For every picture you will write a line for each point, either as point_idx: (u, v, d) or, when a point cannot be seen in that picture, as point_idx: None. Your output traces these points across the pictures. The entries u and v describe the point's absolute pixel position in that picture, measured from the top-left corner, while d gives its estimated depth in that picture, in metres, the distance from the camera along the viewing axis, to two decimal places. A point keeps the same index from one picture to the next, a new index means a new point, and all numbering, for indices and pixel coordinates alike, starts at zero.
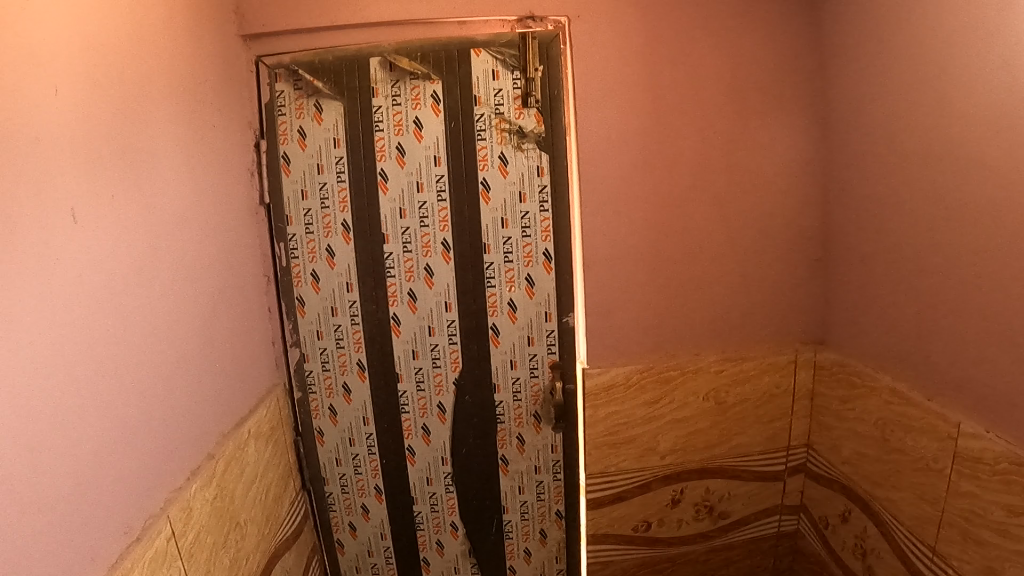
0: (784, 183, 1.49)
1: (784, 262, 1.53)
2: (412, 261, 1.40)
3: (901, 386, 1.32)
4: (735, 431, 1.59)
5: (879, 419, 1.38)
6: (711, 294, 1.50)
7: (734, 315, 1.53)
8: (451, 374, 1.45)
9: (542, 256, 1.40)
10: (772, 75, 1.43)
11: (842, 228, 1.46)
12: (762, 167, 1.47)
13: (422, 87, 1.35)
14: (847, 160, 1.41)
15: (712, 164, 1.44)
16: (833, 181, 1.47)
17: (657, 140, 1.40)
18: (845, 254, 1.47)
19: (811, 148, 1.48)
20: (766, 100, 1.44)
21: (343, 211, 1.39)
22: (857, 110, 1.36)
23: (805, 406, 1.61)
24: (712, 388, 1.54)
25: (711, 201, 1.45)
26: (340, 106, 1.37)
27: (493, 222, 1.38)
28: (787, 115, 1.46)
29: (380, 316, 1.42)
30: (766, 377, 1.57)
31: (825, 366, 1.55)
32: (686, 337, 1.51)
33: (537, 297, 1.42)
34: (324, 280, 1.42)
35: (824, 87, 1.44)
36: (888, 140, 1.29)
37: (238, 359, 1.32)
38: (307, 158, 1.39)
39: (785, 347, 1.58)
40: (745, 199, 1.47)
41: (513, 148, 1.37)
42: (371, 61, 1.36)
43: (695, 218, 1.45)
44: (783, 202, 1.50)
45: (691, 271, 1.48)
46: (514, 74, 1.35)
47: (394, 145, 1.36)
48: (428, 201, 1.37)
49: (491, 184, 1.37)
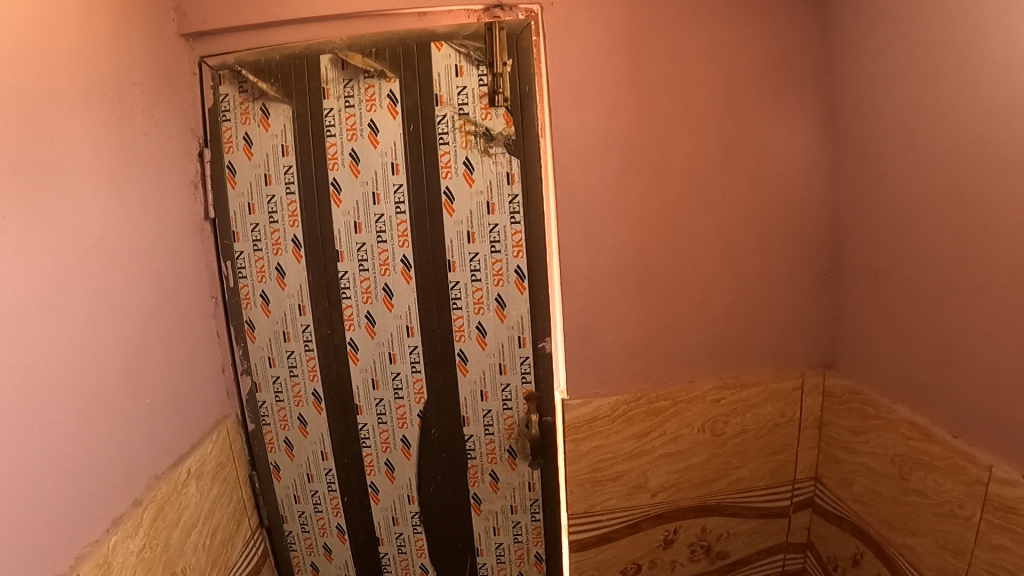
0: (789, 188, 1.34)
1: (789, 276, 1.39)
2: (369, 281, 1.23)
3: (921, 419, 1.17)
4: (734, 465, 1.46)
5: (896, 455, 1.23)
6: (707, 312, 1.36)
7: (734, 337, 1.39)
8: (415, 407, 1.29)
9: (513, 274, 1.22)
10: (774, 69, 1.28)
11: (855, 239, 1.31)
12: (765, 170, 1.32)
13: (377, 86, 1.21)
14: (859, 165, 1.27)
15: (709, 168, 1.29)
16: (844, 186, 1.32)
17: (645, 142, 1.25)
18: (860, 267, 1.32)
19: (818, 148, 1.33)
20: (768, 97, 1.29)
21: (293, 225, 1.24)
22: (870, 106, 1.21)
23: (812, 437, 1.48)
24: (709, 418, 1.41)
25: (707, 209, 1.30)
26: (288, 109, 1.24)
27: (458, 237, 1.21)
28: (791, 114, 1.31)
29: (335, 341, 1.26)
30: (770, 406, 1.44)
31: (833, 393, 1.42)
32: (680, 360, 1.37)
33: (509, 319, 1.24)
34: (274, 302, 1.27)
35: (833, 81, 1.30)
36: (907, 140, 1.13)
37: (176, 391, 1.18)
38: (253, 168, 1.26)
39: (790, 370, 1.44)
40: (745, 207, 1.32)
41: (479, 153, 1.20)
42: (322, 58, 1.22)
43: (689, 228, 1.30)
44: (788, 209, 1.35)
45: (687, 287, 1.33)
46: (479, 69, 1.19)
47: (346, 152, 1.22)
48: (385, 214, 1.21)
49: (455, 194, 1.20)
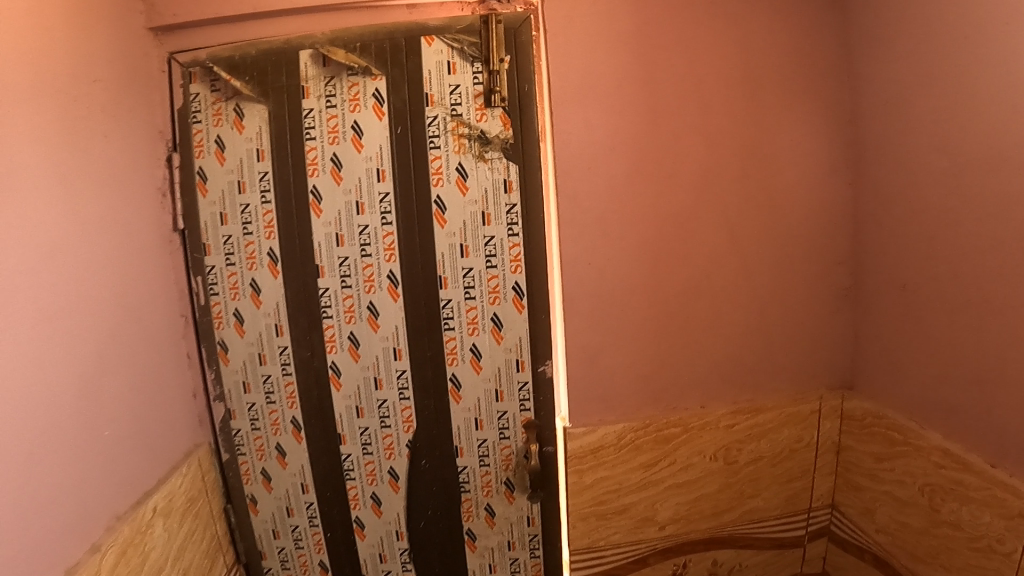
0: (808, 197, 1.23)
1: (808, 292, 1.28)
2: (352, 299, 1.11)
3: (954, 447, 1.07)
4: (749, 495, 1.35)
5: (925, 485, 1.13)
6: (720, 331, 1.25)
7: (749, 358, 1.28)
8: (404, 436, 1.17)
9: (511, 291, 1.10)
10: (793, 66, 1.17)
11: (879, 253, 1.21)
12: (784, 177, 1.21)
13: (362, 85, 1.09)
14: (884, 173, 1.16)
15: (723, 175, 1.18)
16: (867, 195, 1.21)
17: (654, 147, 1.14)
18: (884, 283, 1.21)
19: (841, 153, 1.23)
20: (787, 98, 1.18)
21: (269, 238, 1.12)
22: (899, 107, 1.10)
23: (830, 462, 1.37)
24: (722, 445, 1.30)
25: (721, 220, 1.19)
26: (265, 109, 1.13)
27: (450, 251, 1.09)
28: (812, 116, 1.20)
29: (316, 365, 1.14)
30: (786, 431, 1.33)
31: (853, 417, 1.31)
32: (690, 383, 1.26)
33: (506, 342, 1.12)
34: (249, 321, 1.15)
35: (856, 80, 1.19)
36: (942, 144, 1.02)
37: (139, 420, 1.05)
38: (226, 175, 1.14)
39: (808, 393, 1.33)
40: (762, 217, 1.21)
41: (473, 158, 1.09)
42: (302, 54, 1.11)
43: (701, 240, 1.19)
44: (807, 219, 1.24)
45: (699, 304, 1.22)
46: (473, 66, 1.08)
47: (328, 157, 1.10)
48: (370, 226, 1.09)
49: (447, 203, 1.08)
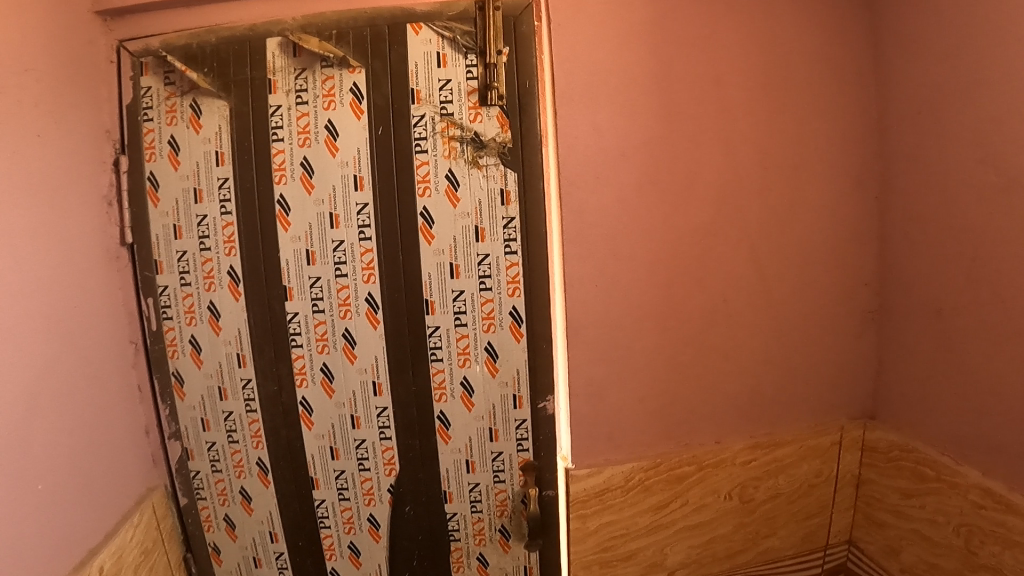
0: (832, 209, 1.09)
1: (832, 314, 1.14)
2: (325, 326, 0.96)
3: (997, 485, 0.96)
4: (764, 534, 1.21)
5: (962, 525, 1.02)
6: (737, 359, 1.11)
7: (769, 388, 1.15)
8: (385, 480, 1.02)
9: (508, 317, 0.95)
10: (822, 63, 1.04)
11: (912, 273, 1.07)
12: (808, 186, 1.07)
13: (338, 79, 0.94)
14: (920, 183, 1.03)
15: (744, 184, 1.04)
16: (898, 208, 1.08)
17: (667, 152, 1.00)
18: (916, 306, 1.08)
19: (867, 162, 1.10)
20: (814, 99, 1.05)
21: (229, 255, 0.97)
22: (936, 114, 0.99)
23: (850, 497, 1.24)
24: (737, 483, 1.16)
25: (741, 234, 1.05)
26: (225, 106, 0.97)
27: (438, 271, 0.94)
28: (840, 119, 1.07)
29: (284, 401, 0.99)
30: (805, 466, 1.20)
31: (877, 448, 1.18)
32: (706, 418, 1.12)
33: (502, 375, 0.97)
34: (207, 350, 1.00)
35: (885, 82, 1.06)
36: (986, 156, 0.91)
37: (84, 465, 0.88)
38: (180, 182, 0.99)
39: (828, 423, 1.20)
40: (786, 231, 1.08)
41: (466, 164, 0.93)
42: (269, 42, 0.96)
43: (719, 258, 1.05)
44: (831, 233, 1.10)
45: (715, 329, 1.08)
46: (467, 58, 0.93)
47: (297, 162, 0.95)
48: (345, 241, 0.94)
49: (435, 216, 0.93)
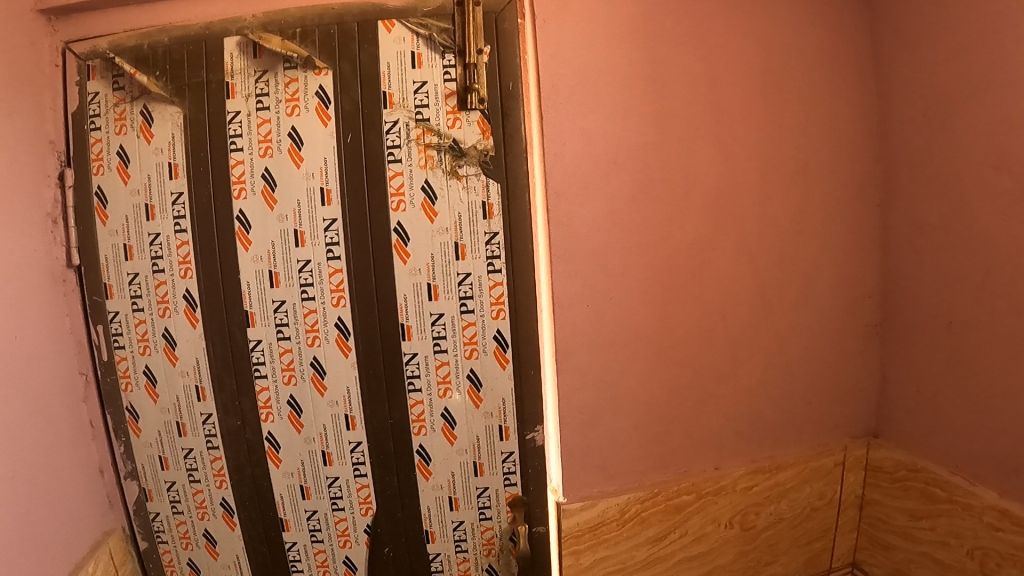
0: (832, 215, 1.02)
1: (834, 328, 1.07)
2: (291, 354, 0.87)
3: (1016, 508, 0.88)
4: (765, 562, 1.12)
5: (975, 549, 0.95)
6: (737, 380, 1.02)
7: (773, 410, 1.07)
8: (361, 520, 0.93)
9: (492, 342, 0.86)
10: (822, 61, 0.97)
11: (921, 284, 1.00)
12: (809, 192, 0.99)
13: (302, 81, 0.85)
14: (930, 188, 0.95)
15: (741, 192, 0.96)
16: (904, 215, 1.00)
17: (658, 158, 0.91)
18: (926, 320, 1.00)
19: (868, 165, 1.02)
20: (813, 98, 0.97)
21: (185, 278, 0.88)
22: (944, 116, 0.91)
23: (853, 518, 1.16)
24: (738, 510, 1.07)
25: (739, 245, 0.97)
26: (179, 113, 0.88)
27: (415, 293, 0.85)
28: (840, 120, 0.99)
29: (248, 436, 0.90)
30: (808, 489, 1.11)
31: (881, 468, 1.11)
32: (706, 443, 1.03)
33: (486, 405, 0.88)
34: (163, 382, 0.91)
35: (886, 81, 0.99)
36: (1003, 162, 0.83)
37: (29, 516, 0.78)
38: (129, 197, 0.90)
39: (831, 443, 1.12)
40: (785, 240, 0.99)
41: (444, 175, 0.84)
42: (226, 42, 0.88)
43: (716, 271, 0.97)
44: (831, 242, 1.02)
45: (712, 348, 0.99)
46: (445, 58, 0.85)
47: (257, 174, 0.85)
48: (311, 261, 0.85)
49: (411, 232, 0.84)
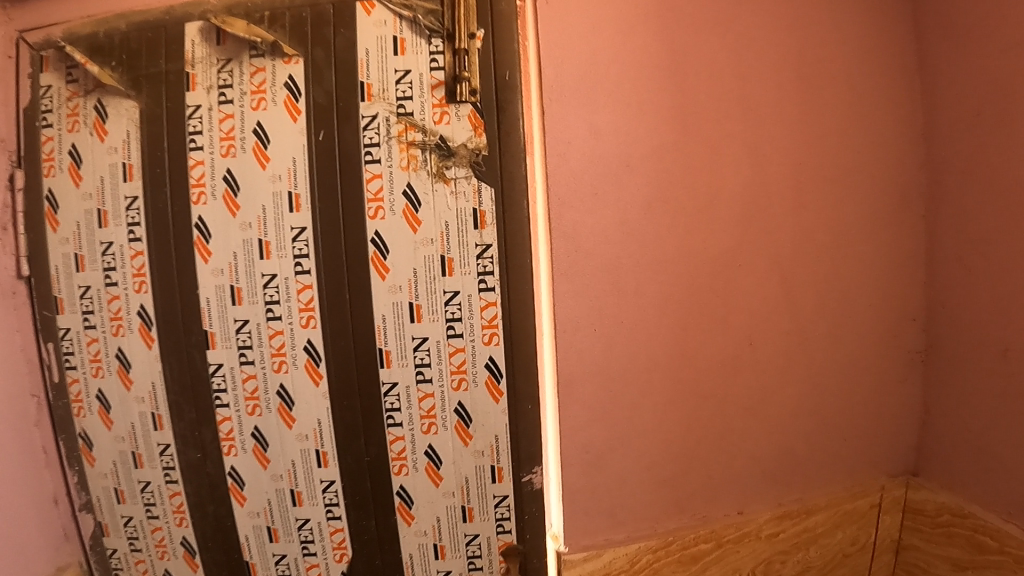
0: (871, 227, 0.89)
1: (874, 355, 0.93)
2: (255, 381, 0.76)
3: None
4: None
5: None
6: (762, 414, 0.90)
7: (804, 447, 0.94)
8: (336, 568, 0.82)
9: (482, 371, 0.75)
10: (861, 50, 0.84)
11: (974, 308, 0.86)
12: (846, 200, 0.87)
13: (269, 71, 0.75)
14: (984, 197, 0.82)
15: (768, 199, 0.83)
16: (952, 228, 0.87)
17: (674, 159, 0.79)
18: (978, 350, 0.87)
19: (912, 170, 0.89)
20: (850, 93, 0.85)
21: (139, 292, 0.78)
22: (1002, 112, 0.77)
23: (887, 565, 1.02)
24: (761, 559, 0.94)
25: (765, 260, 0.85)
26: (135, 107, 0.78)
27: (395, 313, 0.74)
28: (881, 118, 0.87)
29: (209, 471, 0.80)
30: (840, 534, 0.98)
31: (922, 510, 0.97)
32: (727, 484, 0.91)
33: (476, 442, 0.77)
34: (117, 408, 0.81)
35: (933, 76, 0.86)
36: None
37: None
38: (82, 201, 0.80)
39: (867, 483, 0.99)
40: (818, 255, 0.87)
41: (429, 177, 0.73)
42: (187, 28, 0.77)
43: (739, 290, 0.84)
44: (870, 256, 0.90)
45: (735, 379, 0.87)
46: (432, 42, 0.73)
47: (219, 176, 0.75)
48: (278, 275, 0.74)
49: (390, 244, 0.73)
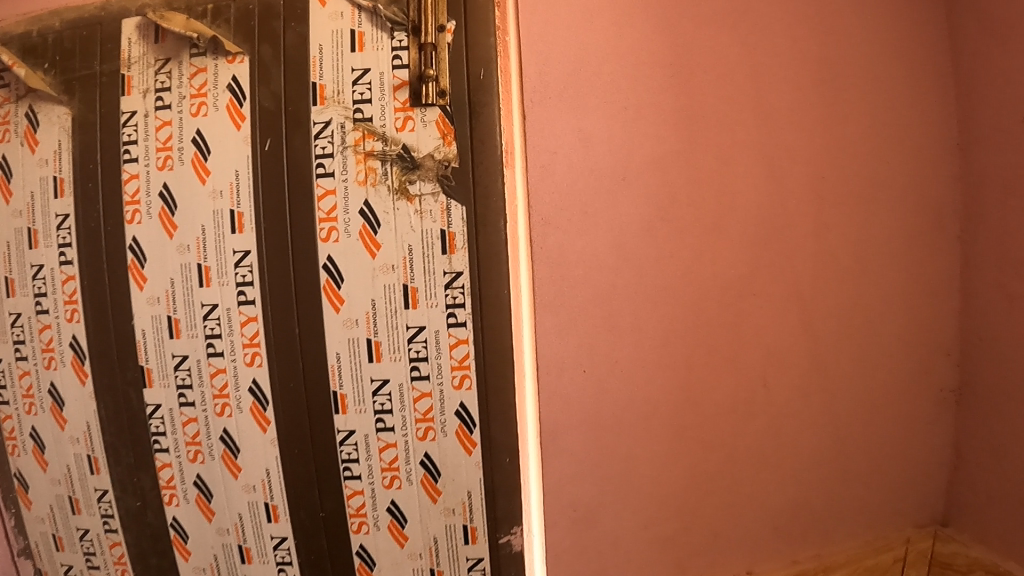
0: (889, 254, 0.86)
1: (893, 386, 0.90)
2: (196, 425, 0.67)
3: None
4: None
5: None
6: (774, 450, 0.86)
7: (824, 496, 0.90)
8: None
9: (452, 418, 0.64)
10: (880, 70, 0.82)
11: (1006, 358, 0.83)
12: (859, 225, 0.84)
13: (211, 73, 0.65)
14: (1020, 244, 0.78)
15: (779, 225, 0.81)
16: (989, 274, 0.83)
17: (678, 181, 0.77)
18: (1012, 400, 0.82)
19: (932, 195, 0.86)
20: (869, 113, 0.82)
21: (71, 321, 0.69)
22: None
23: None
24: None
25: (778, 290, 0.82)
26: (68, 114, 0.69)
27: (350, 351, 0.64)
28: (901, 140, 0.84)
29: (149, 522, 0.71)
30: None
31: (953, 567, 0.91)
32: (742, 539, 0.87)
33: (446, 498, 0.66)
34: (52, 449, 0.72)
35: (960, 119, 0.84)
36: None
37: None
38: (11, 219, 0.71)
39: (890, 535, 0.94)
40: (831, 283, 0.84)
41: (390, 194, 0.63)
42: (125, 25, 0.68)
43: (751, 319, 0.82)
44: (887, 286, 0.87)
45: (748, 426, 0.84)
46: (394, 36, 0.63)
47: (154, 192, 0.66)
48: (219, 306, 0.65)
49: (346, 271, 0.63)
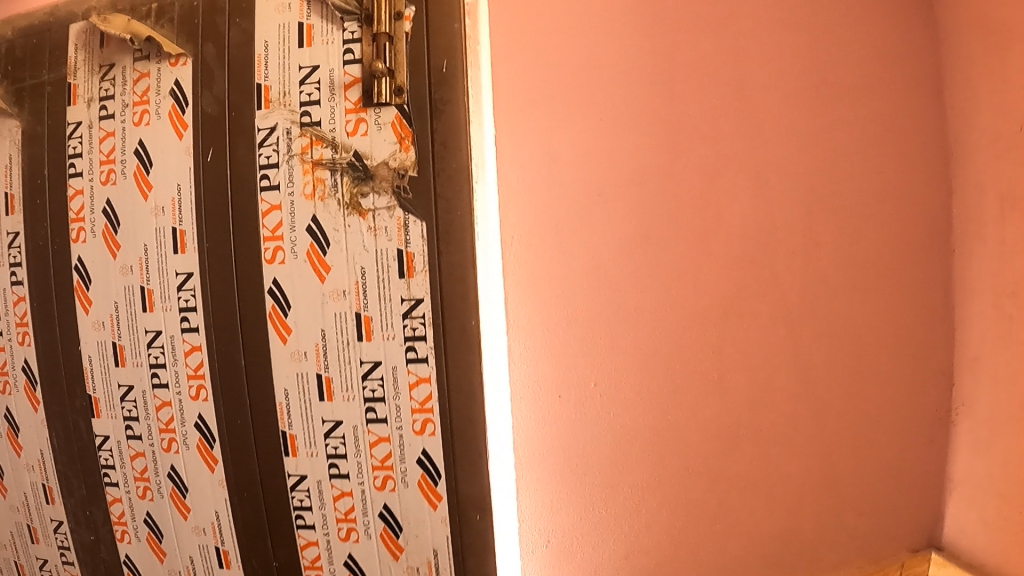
0: (890, 276, 0.82)
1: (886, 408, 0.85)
2: (144, 460, 0.61)
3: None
4: None
5: None
6: (762, 476, 0.81)
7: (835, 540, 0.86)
8: None
9: (413, 466, 0.56)
10: (866, 80, 0.78)
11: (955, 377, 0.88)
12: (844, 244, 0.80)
13: (155, 78, 0.58)
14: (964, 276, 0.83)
15: (765, 242, 0.77)
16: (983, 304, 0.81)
17: (655, 195, 0.71)
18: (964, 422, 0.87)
19: (928, 209, 0.83)
20: (865, 126, 0.78)
21: (22, 345, 0.63)
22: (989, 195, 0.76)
23: None
24: None
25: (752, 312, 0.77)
26: (17, 127, 0.62)
27: (299, 387, 0.56)
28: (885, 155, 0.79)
29: (103, 557, 0.65)
30: None
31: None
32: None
33: (409, 556, 0.58)
34: (7, 476, 0.67)
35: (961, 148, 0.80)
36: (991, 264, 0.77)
37: None
38: None
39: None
40: (819, 299, 0.80)
41: (340, 209, 0.54)
42: (70, 31, 0.60)
43: (731, 340, 0.77)
44: (879, 308, 0.82)
45: (750, 467, 0.80)
46: (346, 26, 0.54)
47: (98, 208, 0.60)
48: (163, 333, 0.59)
49: (293, 296, 0.55)
